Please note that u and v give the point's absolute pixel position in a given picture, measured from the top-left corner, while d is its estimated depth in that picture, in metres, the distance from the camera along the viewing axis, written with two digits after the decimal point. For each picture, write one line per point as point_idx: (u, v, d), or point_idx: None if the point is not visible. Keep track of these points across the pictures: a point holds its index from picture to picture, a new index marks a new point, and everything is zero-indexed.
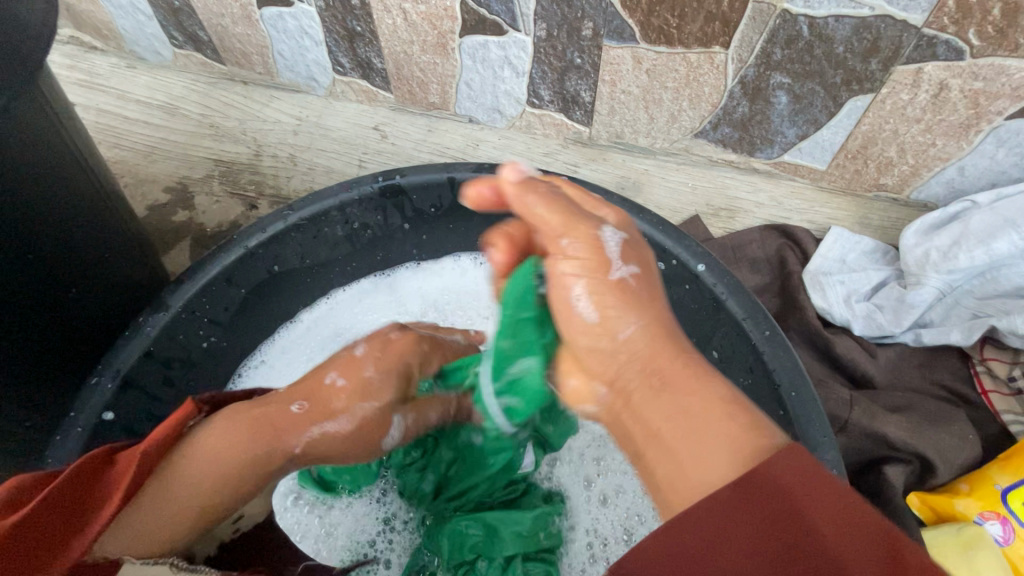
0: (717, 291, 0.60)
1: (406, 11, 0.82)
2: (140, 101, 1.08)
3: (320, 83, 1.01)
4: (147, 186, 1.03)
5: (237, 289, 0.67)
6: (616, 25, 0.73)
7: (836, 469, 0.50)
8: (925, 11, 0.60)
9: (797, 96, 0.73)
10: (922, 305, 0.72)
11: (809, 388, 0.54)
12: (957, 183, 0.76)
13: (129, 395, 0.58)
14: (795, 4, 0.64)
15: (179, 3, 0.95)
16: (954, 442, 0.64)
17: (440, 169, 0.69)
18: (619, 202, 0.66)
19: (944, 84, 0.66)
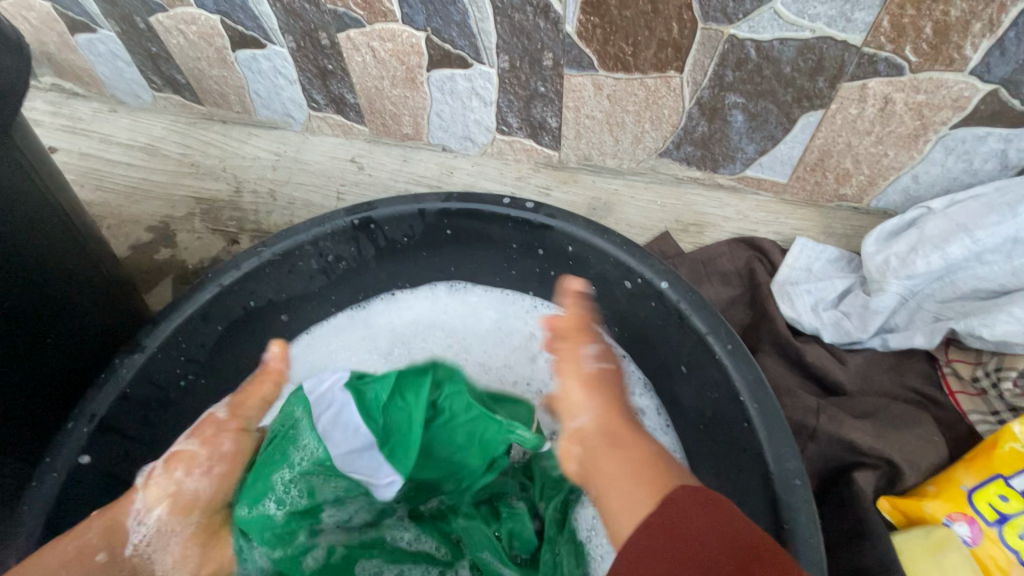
0: (681, 307, 0.62)
1: (374, 49, 0.85)
2: (122, 144, 1.10)
3: (296, 119, 1.03)
4: (129, 226, 1.04)
5: (214, 327, 0.68)
6: (575, 55, 0.76)
7: (798, 479, 0.51)
8: (863, 32, 0.63)
9: (752, 115, 0.76)
10: (885, 310, 0.74)
11: (771, 398, 0.55)
12: (913, 191, 0.79)
13: (106, 438, 0.59)
14: (741, 29, 0.67)
15: (157, 49, 0.98)
16: (919, 444, 0.66)
17: (410, 200, 0.71)
18: (584, 224, 0.68)
19: (889, 98, 0.69)
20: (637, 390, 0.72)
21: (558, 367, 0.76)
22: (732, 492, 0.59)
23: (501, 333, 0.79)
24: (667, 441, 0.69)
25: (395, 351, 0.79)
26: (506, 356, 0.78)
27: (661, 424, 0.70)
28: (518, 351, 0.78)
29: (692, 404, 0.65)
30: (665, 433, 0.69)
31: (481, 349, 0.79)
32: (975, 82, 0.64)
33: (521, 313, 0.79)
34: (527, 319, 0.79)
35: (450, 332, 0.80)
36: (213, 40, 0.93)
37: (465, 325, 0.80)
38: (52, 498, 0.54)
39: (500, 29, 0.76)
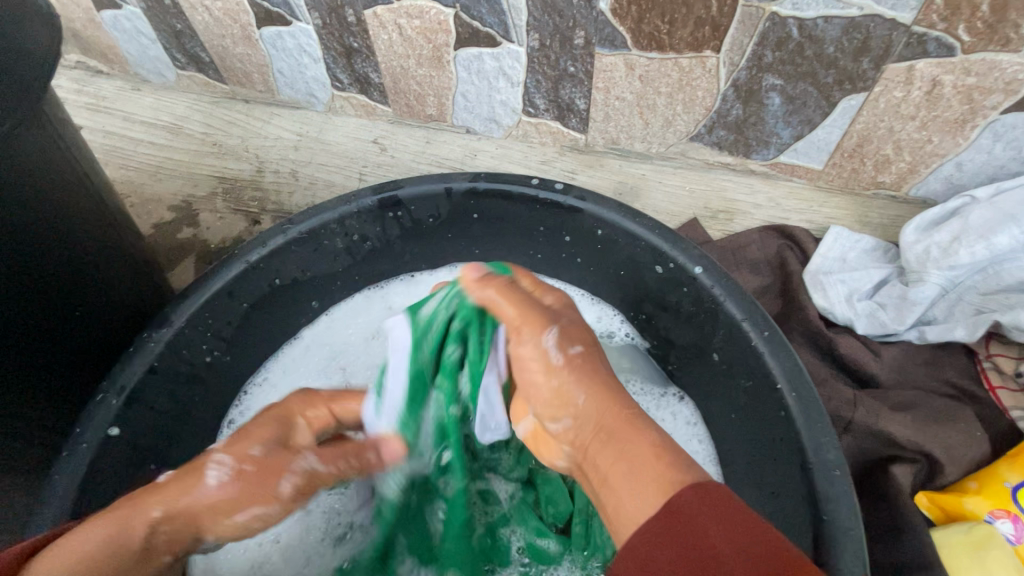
0: (715, 293, 0.60)
1: (401, 26, 0.83)
2: (145, 122, 1.10)
3: (319, 99, 1.02)
4: (153, 205, 1.04)
5: (239, 304, 0.67)
6: (607, 33, 0.74)
7: (839, 470, 0.49)
8: (913, 9, 0.60)
9: (790, 98, 0.73)
10: (925, 301, 0.71)
11: (809, 387, 0.53)
12: (956, 179, 0.76)
13: (135, 412, 0.59)
14: (784, 6, 0.64)
15: (181, 26, 0.98)
16: (959, 440, 0.64)
17: (437, 180, 0.70)
18: (615, 207, 0.66)
19: (937, 80, 0.66)
20: (654, 368, 0.72)
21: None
22: (765, 483, 0.58)
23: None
24: (682, 411, 0.69)
25: None
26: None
27: (675, 396, 0.70)
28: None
29: (724, 391, 0.63)
30: (681, 401, 0.70)
31: None
32: None
33: None
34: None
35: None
36: (238, 17, 0.92)
37: None
38: (82, 469, 0.54)
39: (531, 6, 0.74)
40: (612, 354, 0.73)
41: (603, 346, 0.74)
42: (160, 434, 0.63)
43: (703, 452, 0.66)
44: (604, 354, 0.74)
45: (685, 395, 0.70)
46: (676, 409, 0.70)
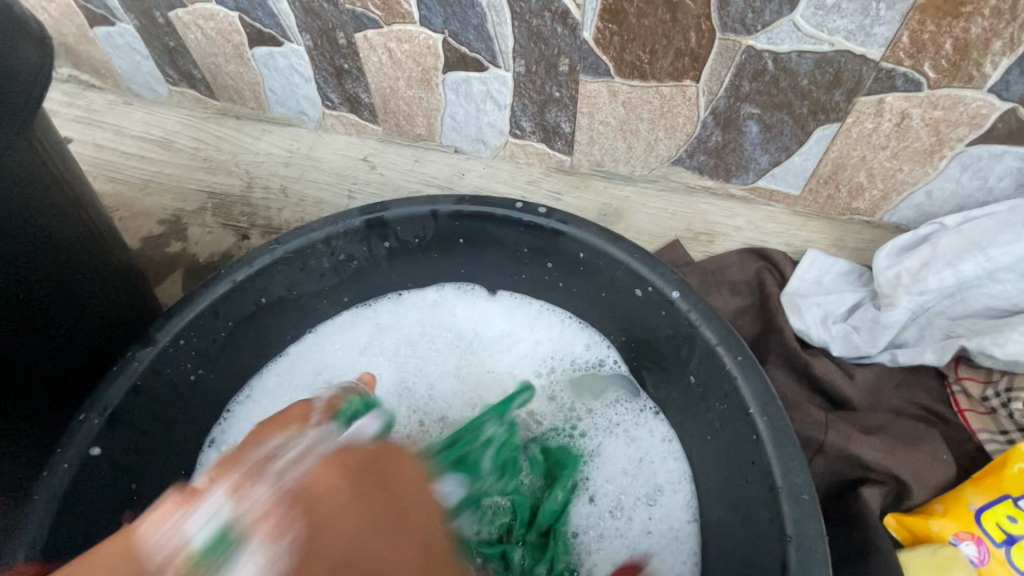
0: (692, 317, 0.62)
1: (391, 49, 0.85)
2: (135, 136, 1.11)
3: (310, 116, 1.04)
4: (141, 219, 1.05)
5: (225, 322, 0.68)
6: (591, 61, 0.76)
7: (807, 494, 0.51)
8: (881, 46, 0.63)
9: (767, 126, 0.76)
10: (896, 325, 0.73)
11: (780, 411, 0.55)
12: (927, 207, 0.78)
13: (117, 430, 0.59)
14: (759, 40, 0.67)
15: (174, 44, 0.99)
16: (927, 462, 0.66)
17: (423, 202, 0.71)
18: (596, 231, 0.68)
19: (906, 113, 0.68)
20: (632, 387, 0.73)
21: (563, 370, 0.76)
22: (736, 504, 0.59)
23: (506, 331, 0.79)
24: (658, 428, 0.71)
25: (401, 352, 0.79)
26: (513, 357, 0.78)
27: (652, 412, 0.72)
28: (524, 350, 0.78)
29: (700, 413, 0.65)
30: (656, 419, 0.71)
31: (488, 352, 0.79)
32: (992, 100, 0.64)
33: (528, 317, 0.79)
34: (534, 323, 0.79)
35: (455, 333, 0.80)
36: (231, 36, 0.93)
37: (471, 327, 0.80)
38: (62, 489, 0.54)
39: (517, 33, 0.76)
40: (591, 371, 0.75)
41: (585, 366, 0.76)
42: (142, 453, 0.64)
43: (677, 469, 0.68)
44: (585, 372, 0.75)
45: (661, 411, 0.71)
46: (652, 426, 0.71)
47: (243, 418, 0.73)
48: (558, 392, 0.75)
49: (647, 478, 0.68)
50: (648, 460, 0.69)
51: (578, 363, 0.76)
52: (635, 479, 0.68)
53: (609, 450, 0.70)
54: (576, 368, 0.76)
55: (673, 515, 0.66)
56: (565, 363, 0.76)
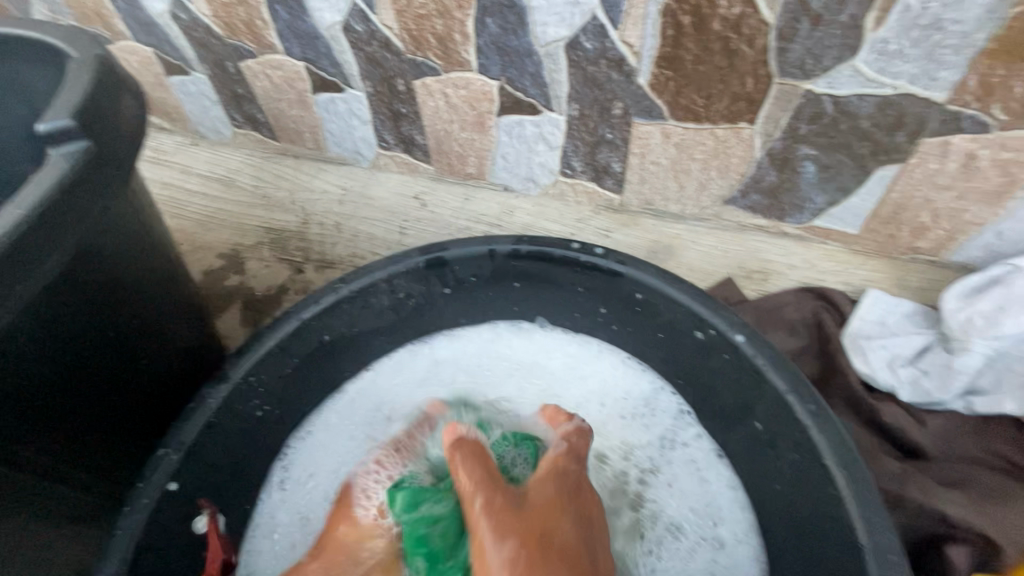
0: (758, 362, 0.61)
1: (448, 95, 0.89)
2: (200, 175, 1.17)
3: (365, 156, 1.08)
4: (203, 253, 1.10)
5: (290, 359, 0.70)
6: (645, 105, 0.78)
7: (895, 555, 0.49)
8: (947, 90, 0.63)
9: (825, 167, 0.75)
10: (971, 371, 0.70)
11: (860, 465, 0.53)
12: (996, 247, 0.76)
13: (191, 465, 0.61)
14: (818, 84, 0.67)
15: (242, 91, 1.06)
16: (1017, 521, 0.62)
17: (481, 242, 0.73)
18: (656, 272, 0.68)
19: (973, 154, 0.67)
20: (695, 430, 0.72)
21: (621, 411, 0.75)
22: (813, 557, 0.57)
23: (562, 368, 0.79)
24: (720, 473, 0.69)
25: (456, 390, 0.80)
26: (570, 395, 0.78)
27: (715, 454, 0.70)
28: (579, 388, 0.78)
29: (768, 461, 0.63)
30: (720, 462, 0.70)
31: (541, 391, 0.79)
32: None
33: (584, 356, 0.79)
34: (589, 360, 0.79)
35: (510, 369, 0.81)
36: (296, 84, 0.99)
37: (526, 364, 0.80)
38: (142, 524, 0.56)
39: (573, 79, 0.78)
40: (653, 411, 0.74)
41: (644, 409, 0.74)
42: (212, 488, 0.65)
43: (742, 519, 0.66)
44: (647, 412, 0.74)
45: (724, 455, 0.70)
46: (716, 471, 0.69)
47: (302, 452, 0.75)
48: (627, 429, 0.74)
49: (710, 524, 0.67)
50: (713, 504, 0.68)
51: (640, 402, 0.75)
52: (698, 523, 0.67)
53: (689, 493, 0.69)
54: (637, 409, 0.75)
55: (740, 567, 0.64)
56: (623, 403, 0.75)
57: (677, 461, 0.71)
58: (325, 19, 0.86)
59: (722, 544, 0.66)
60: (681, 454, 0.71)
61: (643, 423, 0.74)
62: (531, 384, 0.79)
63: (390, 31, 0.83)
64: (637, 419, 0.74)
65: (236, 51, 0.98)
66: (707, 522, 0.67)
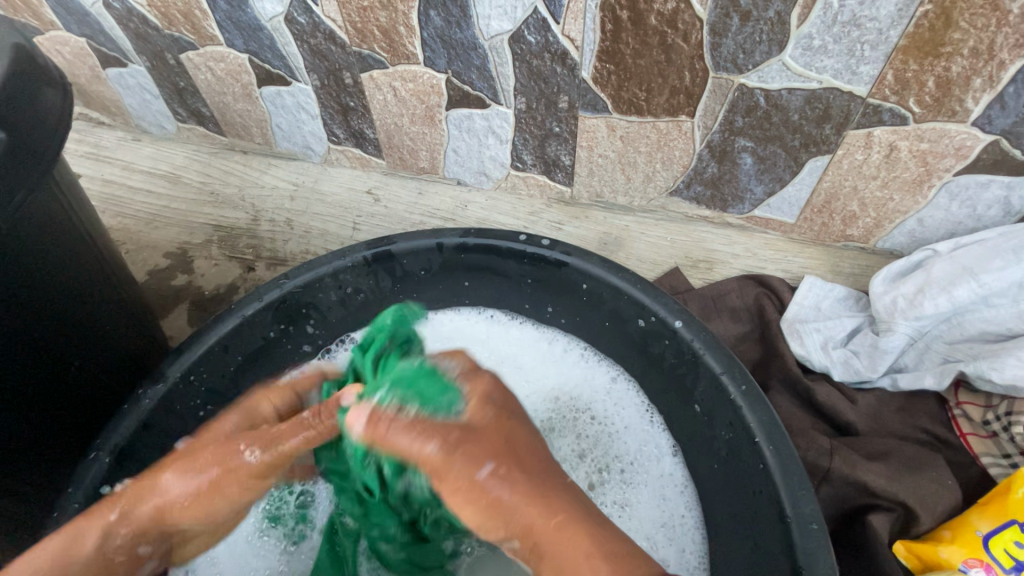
0: (695, 346, 0.63)
1: (396, 88, 0.88)
2: (143, 171, 1.13)
3: (316, 151, 1.06)
4: (148, 252, 1.06)
5: (233, 357, 0.69)
6: (590, 99, 0.79)
7: (815, 523, 0.51)
8: (868, 84, 0.66)
9: (761, 158, 0.78)
10: (896, 350, 0.74)
11: (786, 441, 0.55)
12: (919, 233, 0.80)
13: (126, 468, 0.60)
14: (750, 78, 0.70)
15: (184, 84, 1.02)
16: (933, 488, 0.65)
17: (429, 235, 0.73)
18: (599, 262, 0.69)
19: (894, 145, 0.71)
20: (650, 426, 0.73)
21: (576, 407, 0.76)
22: (747, 533, 0.59)
23: (521, 365, 0.79)
24: (673, 475, 0.70)
25: None
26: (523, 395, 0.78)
27: (671, 455, 0.71)
28: (533, 386, 0.78)
29: (707, 442, 0.65)
30: (676, 463, 0.70)
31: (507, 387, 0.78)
32: (976, 132, 0.67)
33: (546, 346, 0.80)
34: (550, 357, 0.79)
35: None
36: (240, 77, 0.97)
37: (491, 352, 0.80)
38: None
39: (518, 73, 0.79)
40: (616, 411, 0.75)
41: (604, 408, 0.75)
42: None
43: (692, 521, 0.67)
44: (604, 412, 0.75)
45: (678, 451, 0.71)
46: (668, 473, 0.70)
47: None
48: (590, 436, 0.74)
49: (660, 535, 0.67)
50: (671, 514, 0.68)
51: (601, 400, 0.76)
52: (652, 532, 0.67)
53: (637, 499, 0.69)
54: (601, 405, 0.75)
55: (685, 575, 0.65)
56: (578, 400, 0.76)
57: (629, 466, 0.71)
58: (267, 10, 0.84)
59: (668, 554, 0.66)
60: (636, 460, 0.72)
61: (607, 426, 0.74)
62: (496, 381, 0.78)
63: (334, 23, 0.82)
64: (593, 421, 0.75)
65: (175, 42, 0.95)
66: (661, 531, 0.67)
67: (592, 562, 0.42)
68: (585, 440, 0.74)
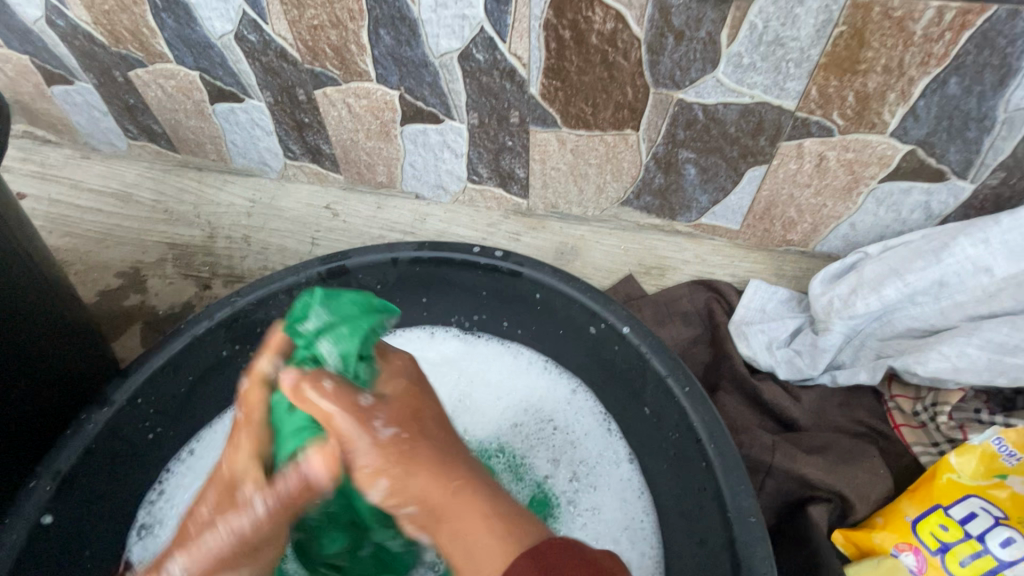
0: (642, 350, 0.65)
1: (350, 105, 0.89)
2: (93, 190, 1.10)
3: (272, 167, 1.06)
4: (98, 272, 1.03)
5: (184, 378, 0.68)
6: (539, 114, 0.82)
7: (754, 516, 0.54)
8: (795, 98, 0.70)
9: (703, 168, 0.82)
10: (832, 348, 0.79)
11: (727, 438, 0.58)
12: (852, 237, 0.85)
13: (68, 496, 0.58)
14: (688, 94, 0.73)
15: (134, 101, 1.01)
16: (867, 478, 0.69)
17: (384, 250, 0.73)
18: (551, 271, 0.71)
19: (823, 155, 0.75)
20: (608, 434, 0.75)
21: (543, 414, 0.78)
22: (695, 530, 0.61)
23: (489, 382, 0.81)
24: (631, 479, 0.71)
25: None
26: (494, 410, 0.79)
27: (627, 461, 0.73)
28: (502, 402, 0.79)
29: (658, 444, 0.67)
30: (632, 468, 0.72)
31: (478, 400, 0.80)
32: (895, 142, 0.72)
33: (509, 353, 0.81)
34: (515, 371, 0.81)
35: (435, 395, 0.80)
36: (192, 94, 0.96)
37: (460, 365, 0.82)
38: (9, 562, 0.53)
39: (469, 89, 0.81)
40: (580, 417, 0.77)
41: (568, 415, 0.77)
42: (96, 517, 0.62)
43: (648, 524, 0.69)
44: (567, 421, 0.77)
45: (634, 456, 0.72)
46: (627, 478, 0.72)
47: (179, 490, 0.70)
48: (562, 445, 0.76)
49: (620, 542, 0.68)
50: (630, 519, 0.69)
51: (564, 408, 0.78)
52: (613, 539, 0.69)
53: (604, 504, 0.71)
54: (566, 412, 0.77)
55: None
56: (544, 412, 0.78)
57: (592, 473, 0.73)
58: (216, 28, 0.84)
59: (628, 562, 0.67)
60: (598, 466, 0.73)
61: (572, 432, 0.76)
62: (465, 395, 0.80)
63: (285, 41, 0.82)
64: (557, 431, 0.76)
65: (123, 60, 0.94)
66: (621, 537, 0.68)
67: (488, 524, 0.42)
68: (554, 450, 0.76)
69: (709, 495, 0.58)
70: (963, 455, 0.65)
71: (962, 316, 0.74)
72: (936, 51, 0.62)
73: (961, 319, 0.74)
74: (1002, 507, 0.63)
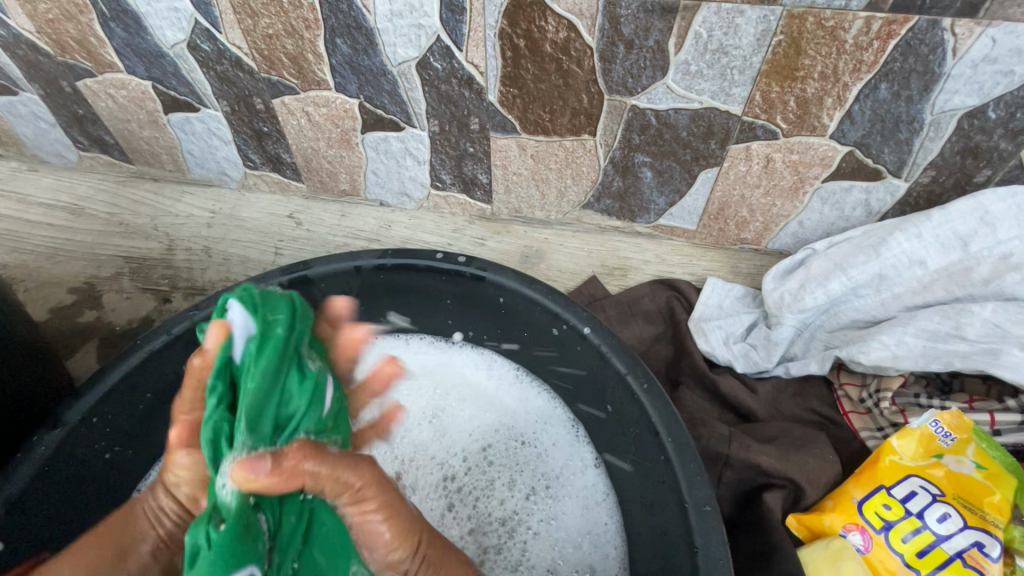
0: (603, 349, 0.67)
1: (309, 113, 0.89)
2: (43, 204, 1.06)
3: (232, 177, 1.04)
4: (50, 288, 1.01)
5: (143, 396, 0.67)
6: (499, 120, 0.83)
7: (709, 505, 0.56)
8: (741, 103, 0.73)
9: (659, 172, 0.85)
10: (784, 342, 0.83)
11: (684, 432, 0.60)
12: (802, 234, 0.89)
13: (15, 520, 0.56)
14: (640, 100, 0.76)
15: (83, 112, 0.98)
16: (817, 464, 0.73)
17: (346, 258, 0.74)
18: (512, 275, 0.72)
19: (770, 157, 0.79)
20: (576, 440, 0.77)
21: (514, 425, 0.79)
22: (656, 521, 0.63)
23: (462, 398, 0.81)
24: (595, 486, 0.73)
25: None
26: (467, 423, 0.79)
27: (596, 467, 0.75)
28: (471, 421, 0.80)
29: (621, 441, 0.69)
30: (599, 474, 0.74)
31: (451, 410, 0.80)
32: (835, 144, 0.75)
33: (480, 359, 0.83)
34: (488, 378, 0.82)
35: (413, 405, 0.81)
36: (145, 104, 0.94)
37: (437, 376, 0.83)
38: None
39: (428, 97, 0.82)
40: (550, 426, 0.78)
41: (538, 426, 0.78)
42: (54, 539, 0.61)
43: (611, 528, 0.71)
44: (533, 434, 0.78)
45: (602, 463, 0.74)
46: (592, 484, 0.74)
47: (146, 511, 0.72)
48: (531, 458, 0.77)
49: (583, 550, 0.70)
50: (595, 526, 0.71)
51: (535, 416, 0.79)
52: (577, 547, 0.70)
53: (565, 513, 0.72)
54: (536, 425, 0.79)
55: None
56: (512, 429, 0.78)
57: (556, 484, 0.75)
58: (168, 37, 0.83)
59: (592, 566, 0.68)
60: (563, 479, 0.75)
61: (538, 443, 0.77)
62: (438, 408, 0.81)
63: (239, 50, 0.82)
64: (524, 446, 0.77)
65: (70, 70, 0.91)
66: (586, 542, 0.70)
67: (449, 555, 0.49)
68: (520, 465, 0.76)
69: (667, 487, 0.60)
70: (903, 438, 0.70)
71: (900, 307, 0.79)
72: (867, 58, 0.66)
73: (899, 310, 0.79)
74: (939, 485, 0.67)
